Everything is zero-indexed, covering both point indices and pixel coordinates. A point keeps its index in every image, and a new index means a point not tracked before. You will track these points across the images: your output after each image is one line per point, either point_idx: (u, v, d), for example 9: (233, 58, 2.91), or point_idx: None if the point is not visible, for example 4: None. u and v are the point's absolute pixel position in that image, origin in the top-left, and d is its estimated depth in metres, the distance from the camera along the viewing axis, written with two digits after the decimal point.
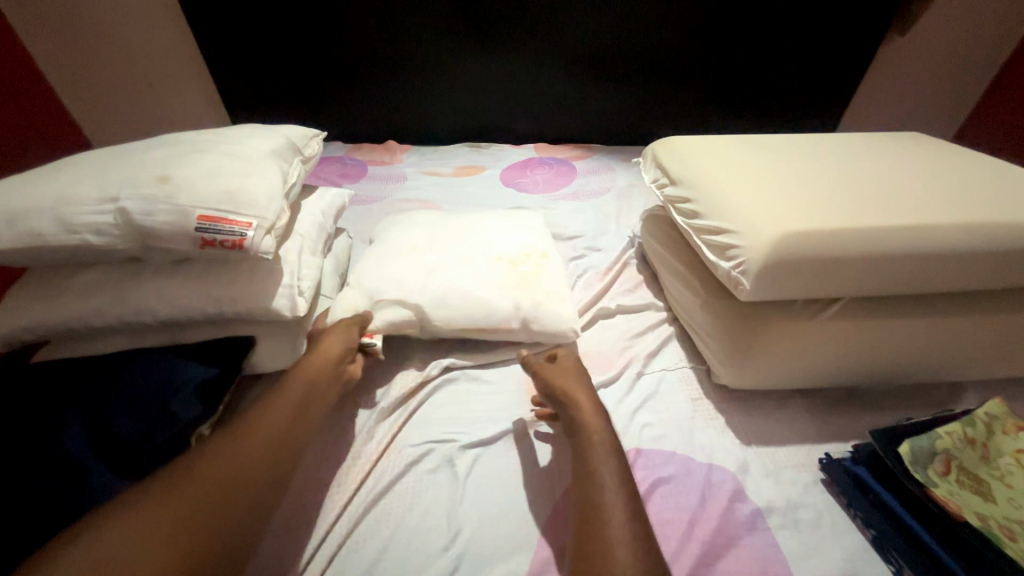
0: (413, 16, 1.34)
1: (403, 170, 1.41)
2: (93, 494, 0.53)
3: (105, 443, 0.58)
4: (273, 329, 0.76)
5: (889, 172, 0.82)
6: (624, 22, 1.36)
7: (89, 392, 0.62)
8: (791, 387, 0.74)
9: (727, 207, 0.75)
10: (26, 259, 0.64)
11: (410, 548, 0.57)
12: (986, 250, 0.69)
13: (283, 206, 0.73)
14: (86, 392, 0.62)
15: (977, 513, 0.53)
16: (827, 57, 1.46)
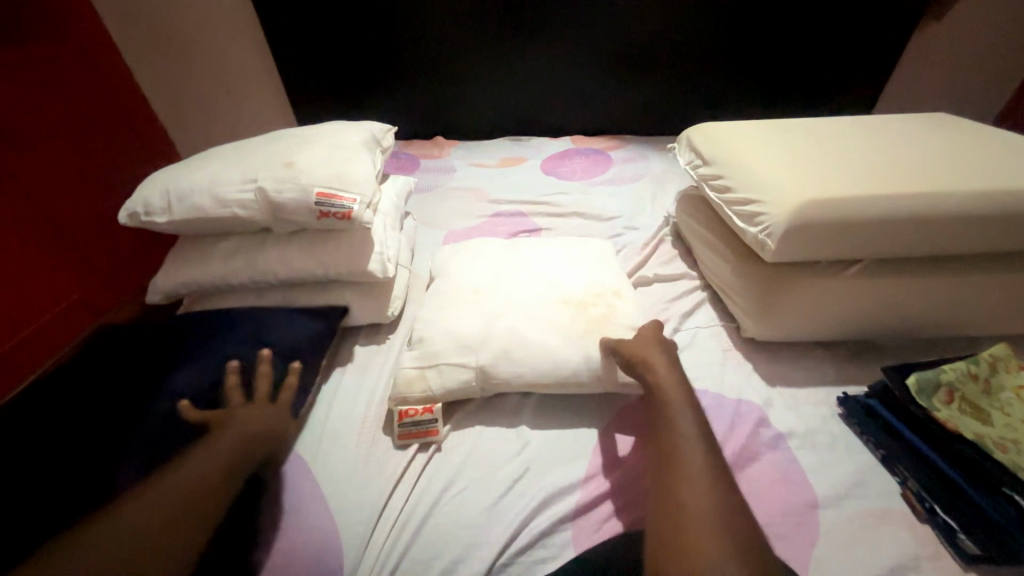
0: (463, 22, 1.48)
1: (453, 162, 1.56)
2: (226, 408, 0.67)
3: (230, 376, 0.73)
4: (366, 289, 0.92)
5: (910, 150, 0.89)
6: (657, 18, 1.45)
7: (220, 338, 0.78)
8: (814, 340, 0.84)
9: (754, 181, 0.85)
10: (187, 229, 0.83)
11: (489, 455, 0.70)
12: (998, 214, 0.76)
13: (376, 187, 0.89)
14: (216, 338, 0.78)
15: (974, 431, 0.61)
16: (860, 46, 1.50)
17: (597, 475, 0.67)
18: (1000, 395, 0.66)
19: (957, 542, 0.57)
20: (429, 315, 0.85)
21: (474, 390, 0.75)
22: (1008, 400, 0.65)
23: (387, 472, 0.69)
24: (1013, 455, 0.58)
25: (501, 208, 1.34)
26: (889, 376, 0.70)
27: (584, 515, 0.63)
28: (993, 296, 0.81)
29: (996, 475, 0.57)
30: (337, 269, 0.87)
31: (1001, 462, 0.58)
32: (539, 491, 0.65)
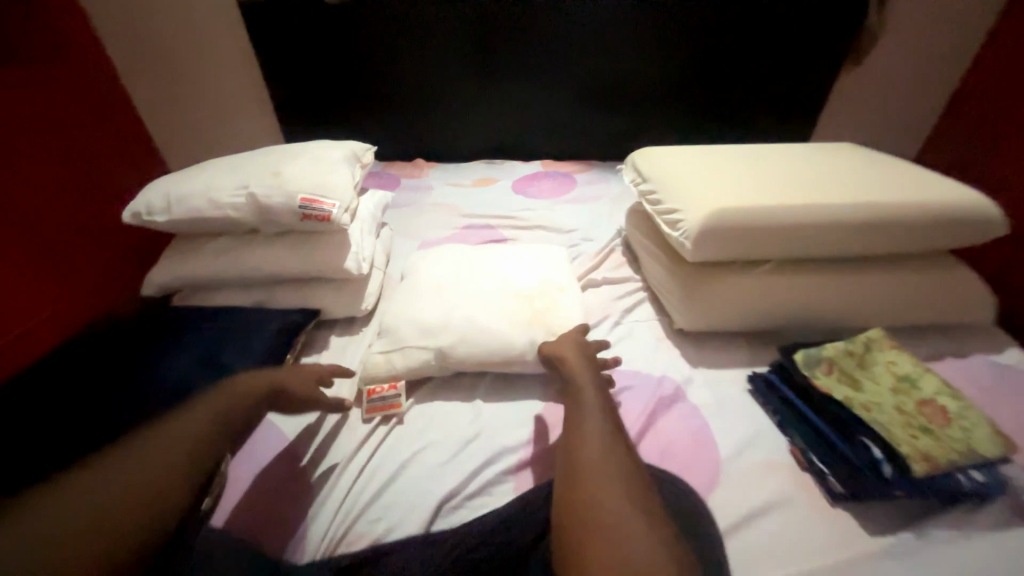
0: (439, 57, 1.66)
1: (431, 182, 1.71)
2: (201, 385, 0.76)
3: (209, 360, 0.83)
4: (344, 286, 1.03)
5: (810, 171, 1.06)
6: (611, 58, 1.65)
7: (199, 330, 0.89)
8: (732, 330, 0.97)
9: (678, 195, 1.00)
10: (183, 228, 0.94)
11: (445, 425, 0.80)
12: (872, 222, 0.92)
13: (354, 196, 1.02)
14: (197, 330, 0.88)
15: (845, 395, 0.75)
16: (788, 86, 1.72)
17: (537, 439, 0.77)
18: (873, 366, 0.81)
19: (828, 483, 0.69)
20: (398, 305, 0.97)
21: (435, 370, 0.86)
22: (877, 372, 0.80)
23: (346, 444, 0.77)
24: (873, 413, 0.73)
25: (472, 221, 1.48)
26: (783, 356, 0.84)
27: (523, 469, 0.73)
28: (879, 292, 0.95)
29: (858, 428, 0.71)
30: (317, 266, 0.98)
31: (860, 418, 0.72)
32: (485, 451, 0.75)
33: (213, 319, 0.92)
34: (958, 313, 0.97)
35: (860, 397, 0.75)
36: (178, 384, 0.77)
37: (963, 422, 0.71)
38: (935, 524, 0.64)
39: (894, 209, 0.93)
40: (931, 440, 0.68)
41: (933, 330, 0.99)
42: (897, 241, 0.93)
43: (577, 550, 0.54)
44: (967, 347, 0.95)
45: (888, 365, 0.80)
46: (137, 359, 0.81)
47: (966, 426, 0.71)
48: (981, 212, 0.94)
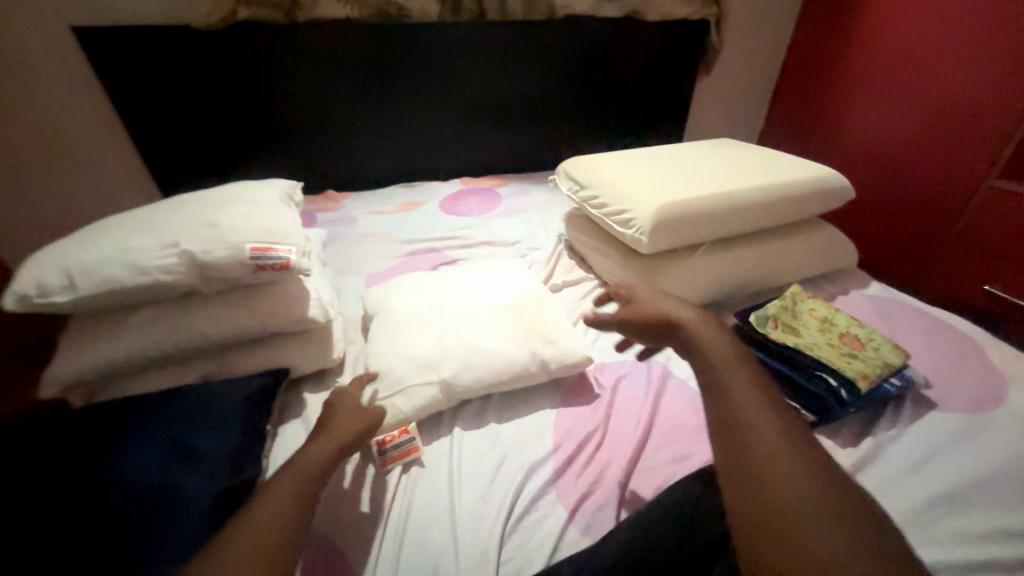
0: (344, 83, 1.58)
1: (352, 213, 1.61)
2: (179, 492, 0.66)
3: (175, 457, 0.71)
4: (308, 337, 0.93)
5: (714, 163, 1.26)
6: (516, 76, 1.75)
7: (147, 424, 0.75)
8: (688, 307, 1.11)
9: (621, 196, 1.11)
10: (92, 305, 0.77)
11: (473, 456, 0.79)
12: (772, 200, 1.13)
13: (305, 238, 0.93)
14: (144, 425, 0.75)
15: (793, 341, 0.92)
16: (662, 93, 2.01)
17: (563, 445, 0.80)
18: (801, 314, 0.99)
19: (802, 417, 0.83)
20: (380, 345, 0.91)
21: (443, 403, 0.83)
22: (806, 318, 0.98)
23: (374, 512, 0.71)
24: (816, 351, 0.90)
25: (413, 247, 1.44)
26: (740, 320, 0.98)
27: (561, 477, 0.75)
28: (784, 255, 1.17)
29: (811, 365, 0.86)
30: (278, 320, 0.88)
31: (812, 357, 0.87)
32: (518, 470, 0.76)
33: (160, 405, 0.78)
34: (835, 261, 1.23)
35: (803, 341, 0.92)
36: (155, 492, 0.66)
37: (872, 344, 0.92)
38: (877, 428, 0.83)
39: (783, 187, 1.15)
40: (861, 362, 0.87)
41: (820, 278, 1.25)
42: (789, 213, 1.16)
43: (788, 543, 0.42)
44: (846, 288, 1.22)
45: (812, 312, 0.99)
46: (77, 481, 0.67)
47: (875, 346, 0.91)
48: (836, 182, 1.22)
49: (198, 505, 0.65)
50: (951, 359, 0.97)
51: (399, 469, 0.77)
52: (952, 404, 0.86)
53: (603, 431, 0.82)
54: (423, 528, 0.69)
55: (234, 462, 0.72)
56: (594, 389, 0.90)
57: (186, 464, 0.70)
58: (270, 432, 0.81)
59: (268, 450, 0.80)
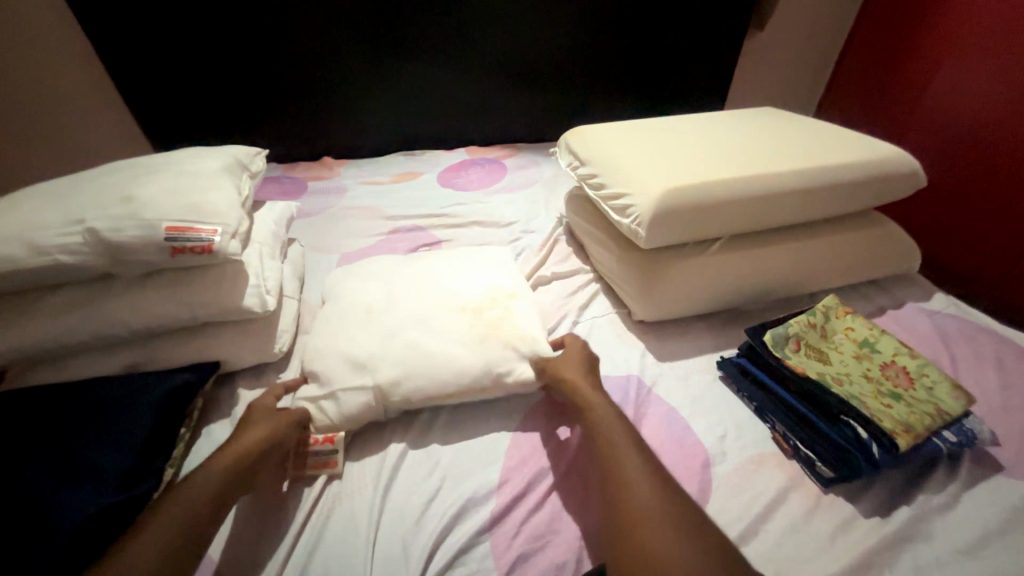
0: (331, 37, 1.41)
1: (342, 183, 1.48)
2: (58, 503, 0.57)
3: (67, 463, 0.62)
4: (247, 328, 0.83)
5: (747, 137, 1.02)
6: (528, 30, 1.51)
7: (48, 422, 0.67)
8: (695, 314, 0.92)
9: (623, 177, 0.92)
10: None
11: (405, 483, 0.67)
12: (814, 187, 0.90)
13: (243, 215, 0.82)
14: (45, 423, 0.67)
15: (817, 372, 0.73)
16: (707, 51, 1.69)
17: (510, 480, 0.66)
18: (834, 335, 0.79)
19: (817, 470, 0.66)
20: (320, 342, 0.80)
21: (379, 413, 0.72)
22: (839, 341, 0.78)
23: (277, 539, 0.61)
24: (845, 386, 0.71)
25: (397, 224, 1.30)
26: (752, 338, 0.79)
27: (501, 522, 0.62)
28: (824, 256, 0.95)
29: (835, 405, 0.68)
30: (206, 309, 0.78)
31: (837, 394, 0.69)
32: (451, 506, 0.63)
33: (68, 400, 0.70)
34: (890, 266, 1.00)
35: (828, 372, 0.73)
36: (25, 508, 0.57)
37: (926, 381, 0.71)
38: (920, 491, 0.64)
39: (831, 171, 0.91)
40: (902, 406, 0.68)
41: (868, 284, 1.02)
42: (835, 204, 0.93)
43: None
44: (901, 299, 0.99)
45: (848, 333, 0.79)
46: None
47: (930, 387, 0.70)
48: (903, 167, 0.97)
49: (67, 527, 0.55)
50: None
51: (318, 488, 0.66)
52: None
53: (562, 464, 0.68)
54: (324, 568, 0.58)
55: (126, 475, 0.62)
56: (563, 410, 0.76)
57: (73, 474, 0.61)
58: (186, 436, 0.73)
59: (181, 454, 0.71)
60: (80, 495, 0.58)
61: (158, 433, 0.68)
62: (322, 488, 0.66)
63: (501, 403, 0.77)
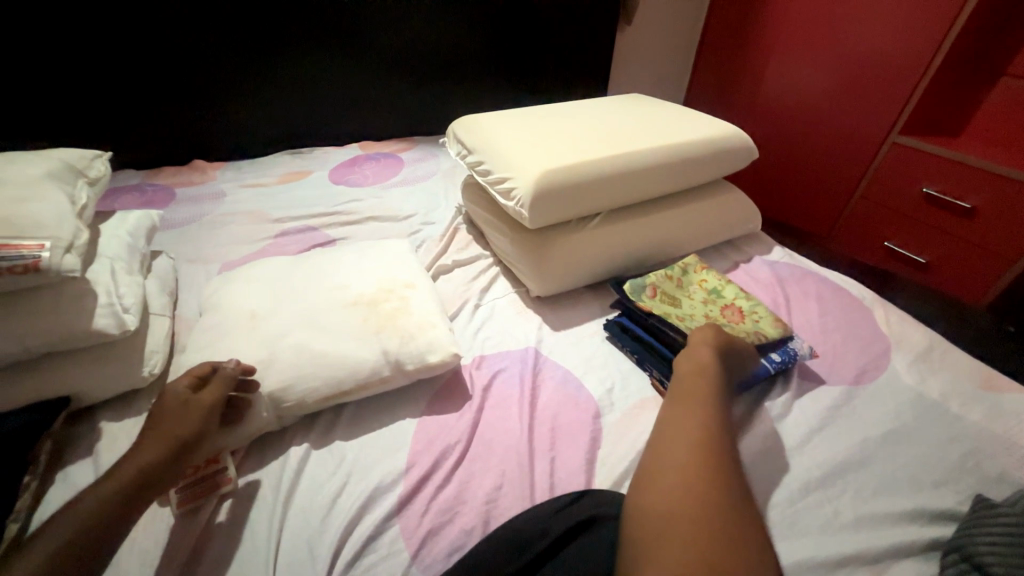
0: (186, 24, 1.27)
1: (219, 187, 1.35)
2: None
3: None
4: (101, 353, 0.73)
5: (615, 121, 1.13)
6: (411, 21, 1.49)
7: None
8: (584, 284, 1.00)
9: (505, 163, 0.96)
10: None
11: (308, 486, 0.65)
12: (670, 162, 1.02)
13: (80, 227, 0.73)
14: None
15: (667, 313, 0.84)
16: (584, 44, 1.81)
17: (416, 463, 0.67)
18: (689, 286, 0.92)
19: None
20: (198, 357, 0.74)
21: (270, 423, 0.69)
22: (693, 289, 0.91)
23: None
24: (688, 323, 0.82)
25: (286, 226, 1.22)
26: (617, 292, 0.91)
27: (410, 503, 0.63)
28: (686, 222, 1.09)
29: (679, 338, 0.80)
30: (44, 336, 0.67)
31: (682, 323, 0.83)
32: (356, 498, 0.63)
33: None
34: (739, 226, 1.17)
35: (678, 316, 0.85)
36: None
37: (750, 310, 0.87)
38: (764, 405, 0.77)
39: (683, 147, 1.04)
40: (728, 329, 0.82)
41: (724, 244, 1.19)
42: (689, 177, 1.07)
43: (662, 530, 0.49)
44: (750, 254, 1.16)
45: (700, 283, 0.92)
46: None
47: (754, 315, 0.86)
48: (740, 142, 1.14)
49: None
50: (843, 326, 0.93)
51: (207, 512, 0.61)
52: (837, 378, 0.82)
53: (467, 438, 0.71)
54: None
55: None
56: (467, 389, 0.79)
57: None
58: (34, 484, 0.62)
59: (29, 506, 0.61)
60: None
61: None
62: (212, 512, 0.61)
63: (406, 393, 0.78)
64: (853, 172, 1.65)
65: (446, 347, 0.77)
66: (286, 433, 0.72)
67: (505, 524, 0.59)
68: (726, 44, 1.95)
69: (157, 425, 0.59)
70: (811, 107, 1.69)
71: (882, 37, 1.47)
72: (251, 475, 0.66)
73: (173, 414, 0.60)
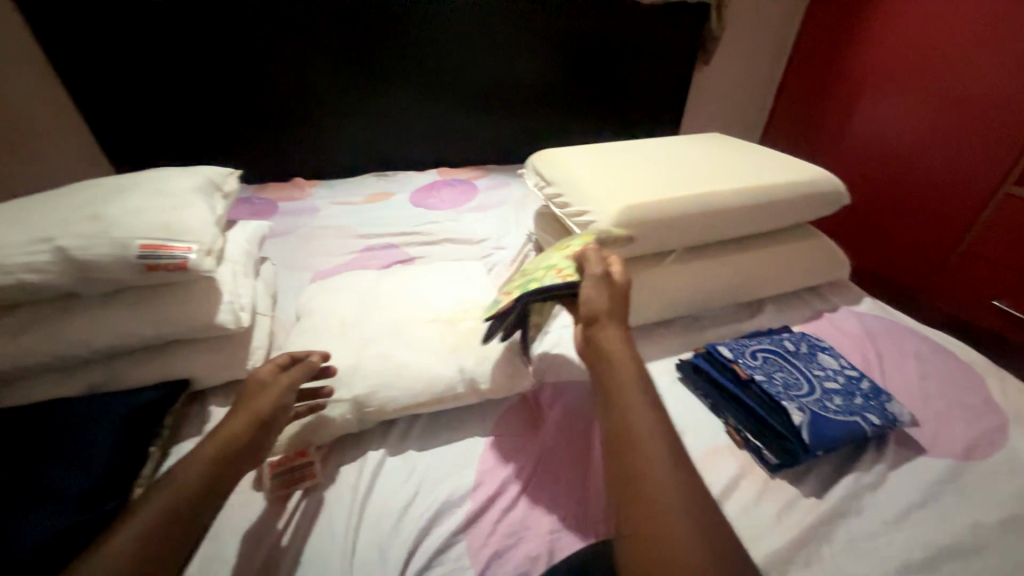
0: (307, 62, 1.45)
1: (315, 203, 1.49)
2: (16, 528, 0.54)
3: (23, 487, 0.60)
4: (216, 344, 0.83)
5: (695, 160, 1.13)
6: (497, 61, 1.60)
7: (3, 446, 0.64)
8: (655, 320, 0.99)
9: (584, 196, 0.99)
10: None
11: (382, 491, 0.69)
12: (753, 204, 1.00)
13: (217, 234, 0.85)
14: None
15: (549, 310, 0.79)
16: (662, 83, 1.85)
17: (484, 481, 0.69)
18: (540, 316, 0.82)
19: (763, 457, 0.72)
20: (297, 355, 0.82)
21: (353, 425, 0.74)
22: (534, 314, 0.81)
23: (253, 555, 0.60)
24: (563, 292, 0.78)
25: (370, 242, 1.32)
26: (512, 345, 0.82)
27: (477, 521, 0.65)
28: (766, 266, 1.05)
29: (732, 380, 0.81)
30: (178, 325, 0.78)
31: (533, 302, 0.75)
32: (426, 508, 0.66)
33: (24, 423, 0.68)
34: (824, 274, 1.11)
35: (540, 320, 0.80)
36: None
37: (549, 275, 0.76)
38: (854, 470, 0.71)
39: (767, 189, 1.02)
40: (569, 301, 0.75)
41: (806, 291, 1.13)
42: (772, 220, 1.04)
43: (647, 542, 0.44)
44: (835, 303, 1.10)
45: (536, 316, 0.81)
46: None
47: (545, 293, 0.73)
48: (830, 187, 1.09)
49: (26, 548, 0.52)
50: (948, 392, 0.85)
51: (294, 503, 0.66)
52: (940, 450, 0.74)
53: (534, 464, 0.72)
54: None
55: (88, 496, 0.60)
56: (534, 414, 0.80)
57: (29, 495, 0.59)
58: (156, 456, 0.71)
59: (151, 473, 0.70)
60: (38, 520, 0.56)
61: (125, 451, 0.66)
62: (297, 504, 0.66)
63: (477, 411, 0.81)
64: (957, 223, 1.51)
65: (518, 371, 0.80)
66: (366, 436, 0.77)
67: (571, 556, 0.59)
68: (814, 86, 1.91)
69: (236, 408, 0.64)
70: (908, 152, 1.58)
71: (995, 83, 1.36)
72: (332, 472, 0.71)
73: (252, 399, 0.65)
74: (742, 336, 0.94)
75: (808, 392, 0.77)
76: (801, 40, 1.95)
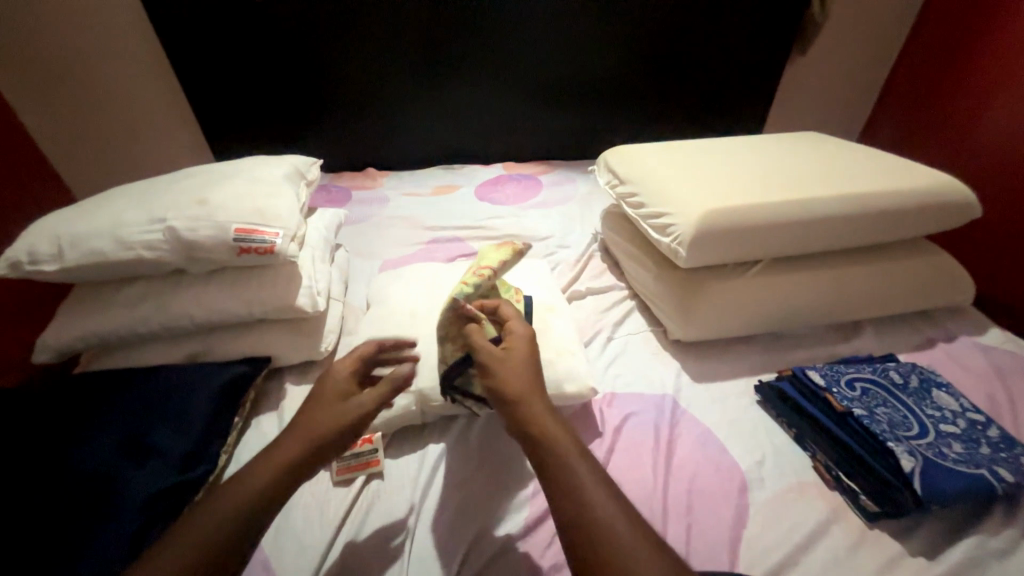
0: (386, 55, 1.48)
1: (385, 193, 1.52)
2: (128, 483, 0.62)
3: (133, 445, 0.67)
4: (294, 326, 0.88)
5: (790, 162, 1.02)
6: (572, 53, 1.55)
7: (119, 404, 0.73)
8: (733, 335, 0.91)
9: (662, 197, 0.93)
10: (102, 271, 0.82)
11: (442, 487, 0.68)
12: (858, 213, 0.89)
13: (301, 221, 0.89)
14: (116, 405, 0.73)
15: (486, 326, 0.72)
16: (750, 76, 1.70)
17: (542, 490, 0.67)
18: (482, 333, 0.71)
19: (860, 503, 0.64)
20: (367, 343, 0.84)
21: (416, 416, 0.75)
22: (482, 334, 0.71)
23: (319, 534, 0.63)
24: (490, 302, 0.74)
25: (436, 234, 1.33)
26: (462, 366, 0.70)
27: (535, 530, 0.63)
28: (869, 284, 0.93)
29: (823, 411, 0.72)
30: (263, 305, 0.83)
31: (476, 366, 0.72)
32: (485, 510, 0.65)
33: (136, 384, 0.76)
34: (940, 297, 0.96)
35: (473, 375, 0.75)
36: (96, 485, 0.62)
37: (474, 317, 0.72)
38: (974, 531, 0.61)
39: (877, 198, 0.90)
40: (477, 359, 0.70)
41: (916, 316, 0.99)
42: (881, 232, 0.92)
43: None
44: (953, 332, 0.95)
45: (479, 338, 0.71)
46: (48, 455, 0.66)
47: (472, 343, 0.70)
48: (956, 198, 0.95)
49: (137, 504, 0.60)
50: None
51: (357, 488, 0.68)
52: None
53: None
54: (365, 560, 0.61)
55: (185, 461, 0.67)
56: (597, 425, 0.76)
57: (138, 453, 0.67)
58: (239, 425, 0.77)
59: (235, 442, 0.76)
60: (145, 478, 0.63)
61: (214, 422, 0.72)
62: (360, 489, 0.68)
63: None
64: None
65: (584, 378, 0.76)
66: (427, 428, 0.77)
67: None
68: (932, 77, 1.64)
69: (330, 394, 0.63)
70: None
71: None
72: (394, 461, 0.72)
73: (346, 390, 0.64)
74: (836, 361, 0.84)
75: (919, 435, 0.68)
76: (923, 27, 1.70)
